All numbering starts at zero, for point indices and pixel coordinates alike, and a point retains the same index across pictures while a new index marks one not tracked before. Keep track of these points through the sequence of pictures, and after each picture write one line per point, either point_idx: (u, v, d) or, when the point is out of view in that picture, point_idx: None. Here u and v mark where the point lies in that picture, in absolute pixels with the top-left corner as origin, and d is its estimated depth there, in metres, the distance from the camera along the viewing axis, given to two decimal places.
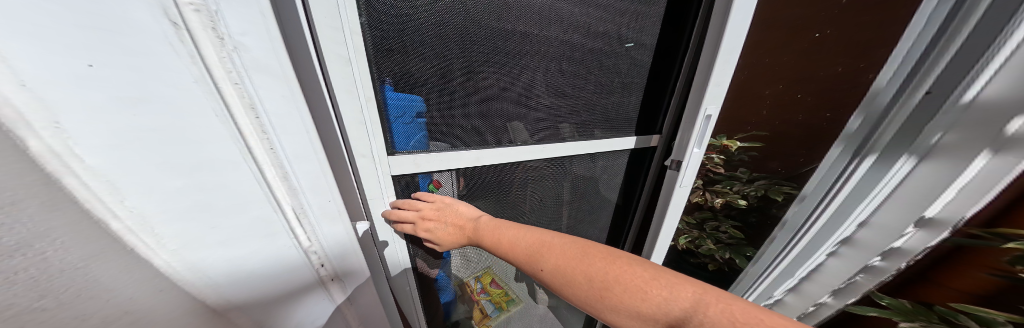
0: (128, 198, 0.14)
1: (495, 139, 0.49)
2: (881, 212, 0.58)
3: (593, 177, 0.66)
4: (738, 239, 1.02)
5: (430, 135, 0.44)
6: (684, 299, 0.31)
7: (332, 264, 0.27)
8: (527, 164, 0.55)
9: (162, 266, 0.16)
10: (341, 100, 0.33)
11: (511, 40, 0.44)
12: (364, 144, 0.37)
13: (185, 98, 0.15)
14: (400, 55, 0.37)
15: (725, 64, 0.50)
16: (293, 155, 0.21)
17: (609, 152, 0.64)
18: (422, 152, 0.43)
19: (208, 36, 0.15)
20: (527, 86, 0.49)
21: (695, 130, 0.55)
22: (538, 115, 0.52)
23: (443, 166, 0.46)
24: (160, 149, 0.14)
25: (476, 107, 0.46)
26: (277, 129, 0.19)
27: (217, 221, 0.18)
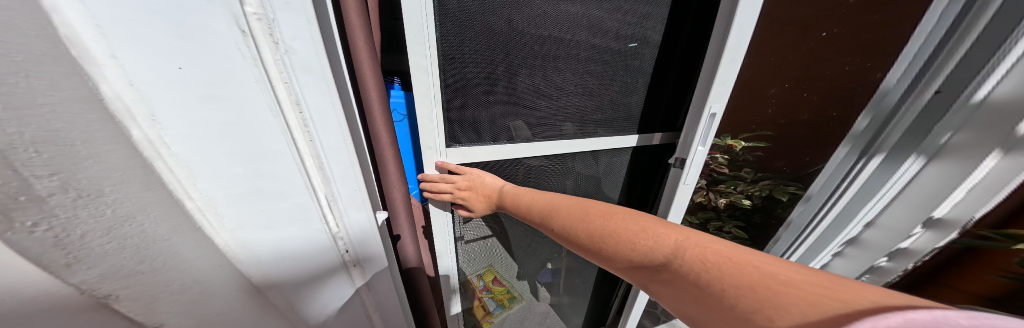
0: (198, 183, 0.16)
1: (525, 133, 0.54)
2: (890, 212, 0.58)
3: (596, 173, 0.67)
4: (740, 239, 1.02)
5: (479, 130, 0.50)
6: (665, 244, 0.27)
7: (355, 251, 0.29)
8: (528, 163, 0.57)
9: (220, 243, 0.18)
10: (417, 101, 0.43)
11: (543, 47, 0.49)
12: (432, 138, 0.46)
13: (246, 94, 0.17)
14: (457, 61, 0.44)
15: (729, 63, 0.51)
16: (328, 149, 0.23)
17: (611, 150, 0.65)
18: (467, 145, 0.50)
19: (266, 41, 0.17)
20: (549, 88, 0.52)
21: (698, 127, 0.56)
22: (542, 114, 0.54)
23: (482, 159, 0.52)
24: (225, 141, 0.16)
25: (503, 106, 0.50)
26: (316, 125, 0.21)
27: (265, 205, 0.19)
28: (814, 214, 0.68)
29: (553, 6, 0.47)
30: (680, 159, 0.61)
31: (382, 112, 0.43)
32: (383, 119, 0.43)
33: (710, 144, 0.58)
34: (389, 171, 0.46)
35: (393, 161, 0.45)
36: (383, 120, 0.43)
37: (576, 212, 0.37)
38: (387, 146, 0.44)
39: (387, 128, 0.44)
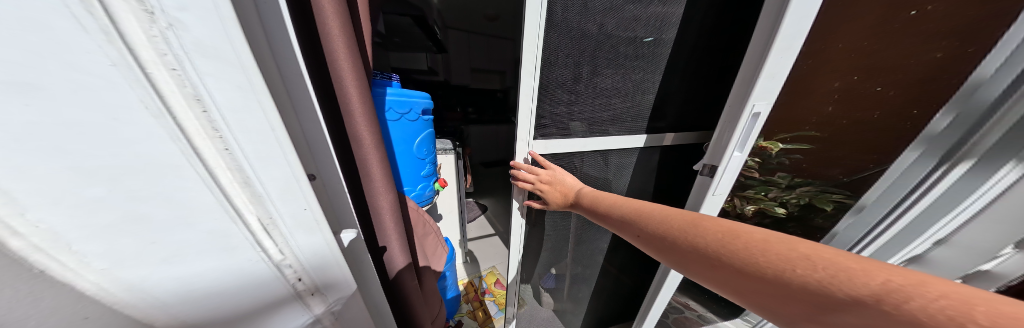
0: (38, 213, 0.12)
1: (577, 134, 0.56)
2: (972, 228, 0.45)
3: (599, 175, 0.64)
4: None
5: (559, 126, 0.55)
6: (853, 280, 0.19)
7: (312, 278, 0.24)
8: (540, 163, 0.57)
9: (87, 290, 0.13)
10: (520, 96, 0.49)
11: (613, 57, 0.53)
12: (524, 133, 0.52)
13: (100, 84, 0.12)
14: (552, 64, 0.49)
15: (779, 55, 0.41)
16: (258, 160, 0.18)
17: (622, 150, 0.61)
18: (550, 139, 0.54)
19: (130, 10, 0.12)
20: (599, 93, 0.54)
21: (737, 128, 0.46)
22: (564, 115, 0.54)
23: (562, 150, 0.56)
24: (71, 150, 0.12)
25: (560, 105, 0.53)
26: (235, 132, 0.16)
27: (157, 236, 0.15)
28: (873, 226, 0.53)
29: (642, 9, 0.50)
30: (710, 165, 0.52)
31: (365, 115, 0.38)
32: (369, 123, 0.39)
33: (750, 148, 0.48)
34: (375, 180, 0.41)
35: (379, 171, 0.41)
36: (369, 125, 0.39)
37: (677, 217, 0.31)
38: (371, 153, 0.40)
39: (370, 133, 0.39)
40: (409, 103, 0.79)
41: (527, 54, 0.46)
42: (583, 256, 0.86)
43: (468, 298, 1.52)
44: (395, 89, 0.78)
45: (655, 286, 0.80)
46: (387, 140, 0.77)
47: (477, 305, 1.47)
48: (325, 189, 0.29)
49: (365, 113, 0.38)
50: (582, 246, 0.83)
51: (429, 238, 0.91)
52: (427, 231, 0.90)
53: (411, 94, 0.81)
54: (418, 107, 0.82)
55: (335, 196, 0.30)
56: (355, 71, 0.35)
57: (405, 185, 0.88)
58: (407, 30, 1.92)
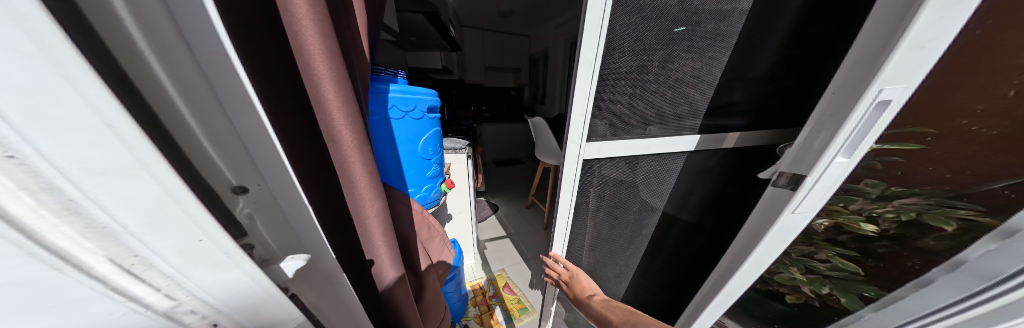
0: None
1: (629, 135, 0.55)
2: None
3: (636, 180, 0.63)
4: (848, 273, 0.61)
5: (620, 120, 0.53)
6: None
7: (218, 309, 0.20)
8: (598, 164, 0.57)
9: None
10: (577, 89, 0.47)
11: (676, 42, 0.49)
12: (578, 132, 0.51)
13: None
14: (618, 52, 0.46)
15: (939, 13, 0.25)
16: (82, 171, 0.13)
17: (653, 156, 0.59)
18: (605, 141, 0.54)
19: None
20: (657, 84, 0.52)
21: (844, 125, 0.32)
22: (626, 109, 0.52)
23: (616, 153, 0.56)
24: None
25: (616, 100, 0.51)
26: (25, 132, 0.11)
27: None
28: None
29: None
30: (794, 175, 0.39)
31: (344, 114, 0.31)
32: (349, 123, 0.32)
33: (862, 153, 0.34)
34: (359, 187, 0.34)
35: (366, 179, 0.34)
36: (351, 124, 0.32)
37: None
38: (354, 158, 0.33)
39: (352, 135, 0.32)
40: (414, 100, 0.74)
41: (586, 45, 0.43)
42: (604, 264, 0.79)
43: (476, 302, 1.46)
44: (400, 86, 0.73)
45: (695, 307, 0.69)
46: (390, 139, 0.72)
47: (484, 310, 1.41)
48: (275, 202, 0.24)
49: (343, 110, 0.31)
50: (601, 251, 0.76)
51: (434, 242, 0.85)
52: (432, 235, 0.85)
53: (417, 91, 0.76)
54: (423, 105, 0.77)
55: (296, 211, 0.25)
56: (330, 62, 0.28)
57: (411, 187, 0.83)
58: (420, 30, 1.91)
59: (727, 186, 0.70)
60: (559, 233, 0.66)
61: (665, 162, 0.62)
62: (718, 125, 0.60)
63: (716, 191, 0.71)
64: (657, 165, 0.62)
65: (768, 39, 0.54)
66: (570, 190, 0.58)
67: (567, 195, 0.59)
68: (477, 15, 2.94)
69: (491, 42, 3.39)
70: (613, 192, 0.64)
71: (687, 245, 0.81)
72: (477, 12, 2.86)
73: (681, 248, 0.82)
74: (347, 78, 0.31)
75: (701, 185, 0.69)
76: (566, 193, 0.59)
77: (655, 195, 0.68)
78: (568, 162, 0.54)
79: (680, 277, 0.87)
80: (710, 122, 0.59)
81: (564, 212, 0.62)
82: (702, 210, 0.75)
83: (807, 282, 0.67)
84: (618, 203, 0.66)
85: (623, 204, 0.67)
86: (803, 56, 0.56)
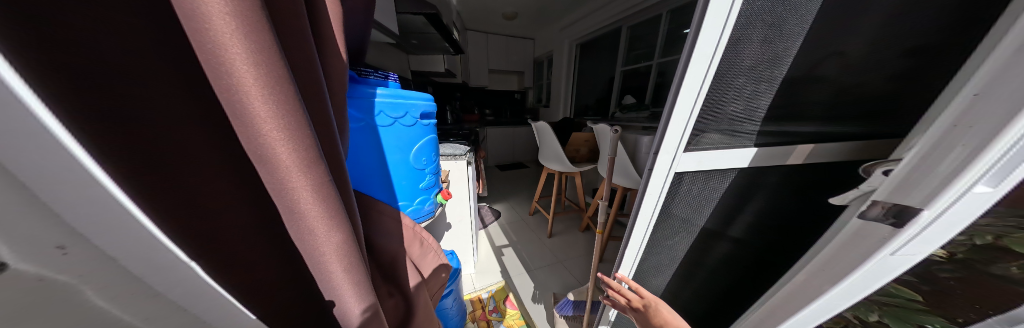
0: None
1: (729, 143, 0.47)
2: None
3: (704, 197, 0.54)
4: (903, 299, 0.46)
5: (732, 125, 0.46)
6: None
7: None
8: (687, 178, 0.49)
9: None
10: (684, 89, 0.39)
11: (790, 35, 0.42)
12: (676, 138, 0.43)
13: None
14: (744, 44, 0.40)
15: None
16: None
17: (699, 173, 0.49)
18: (705, 152, 0.47)
19: None
20: (766, 83, 0.45)
21: (986, 148, 0.26)
22: (741, 112, 0.45)
23: (717, 166, 0.49)
24: None
25: (723, 102, 0.43)
26: None
27: None
28: None
29: None
30: (893, 207, 0.33)
31: (282, 127, 0.22)
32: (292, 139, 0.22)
33: (1014, 183, 0.27)
34: (311, 220, 0.26)
35: (318, 213, 0.26)
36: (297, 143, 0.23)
37: None
38: (302, 185, 0.24)
39: (295, 155, 0.23)
40: (404, 106, 0.67)
41: (706, 37, 0.36)
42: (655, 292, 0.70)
43: (474, 317, 1.35)
44: (390, 89, 0.66)
45: None
46: (377, 148, 0.65)
47: None
48: None
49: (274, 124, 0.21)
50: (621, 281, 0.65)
51: (429, 259, 0.76)
52: (426, 252, 0.75)
53: (409, 95, 0.69)
54: (416, 110, 0.70)
55: None
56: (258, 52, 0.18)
57: (402, 200, 0.75)
58: (420, 33, 1.85)
59: (777, 208, 0.60)
60: (631, 254, 0.58)
61: (708, 181, 0.51)
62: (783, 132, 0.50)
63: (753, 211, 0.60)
64: (700, 187, 0.52)
65: (829, 40, 0.45)
66: (650, 207, 0.52)
67: (647, 213, 0.52)
68: (480, 17, 2.88)
69: (495, 45, 3.36)
70: (696, 210, 0.56)
71: (716, 273, 0.70)
72: (480, 14, 2.80)
73: (714, 277, 0.70)
74: (290, 77, 0.22)
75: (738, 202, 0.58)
76: (643, 210, 0.52)
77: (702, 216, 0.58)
78: (657, 171, 0.47)
79: (706, 309, 0.75)
80: (778, 127, 0.49)
81: (639, 232, 0.55)
82: (738, 235, 0.64)
83: (852, 308, 0.50)
84: (676, 223, 0.57)
85: (669, 227, 0.57)
86: (871, 52, 0.46)
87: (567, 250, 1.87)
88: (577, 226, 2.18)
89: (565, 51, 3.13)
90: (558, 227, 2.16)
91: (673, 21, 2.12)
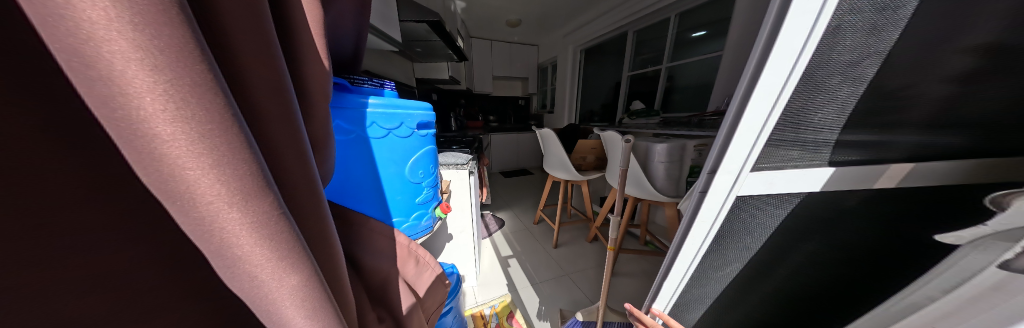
0: None
1: (809, 158, 0.34)
2: None
3: (767, 223, 0.41)
4: None
5: (816, 137, 0.33)
6: None
7: None
8: (750, 204, 0.37)
9: None
10: (760, 89, 0.27)
11: (900, 10, 0.30)
12: (741, 155, 0.31)
13: None
14: (846, 24, 0.27)
15: None
16: None
17: (762, 198, 0.36)
18: (779, 172, 0.34)
19: None
20: (863, 77, 0.32)
21: None
22: (829, 119, 0.33)
23: (790, 189, 0.36)
24: None
25: (808, 104, 0.31)
26: None
27: None
28: None
29: None
30: None
31: (204, 165, 0.16)
32: (214, 166, 0.16)
33: None
34: (255, 271, 0.21)
35: (267, 262, 0.21)
36: (221, 158, 0.16)
37: None
38: (238, 229, 0.19)
39: (219, 177, 0.17)
40: (400, 116, 0.62)
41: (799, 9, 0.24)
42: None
43: None
44: (384, 98, 0.62)
45: None
46: (371, 163, 0.60)
47: None
48: None
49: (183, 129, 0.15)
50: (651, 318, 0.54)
51: (425, 276, 0.69)
52: (421, 271, 0.68)
53: (405, 104, 0.64)
54: (412, 121, 0.65)
55: None
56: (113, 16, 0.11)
57: (396, 216, 0.70)
58: (424, 41, 1.84)
59: (843, 238, 0.49)
60: (668, 293, 0.46)
61: (769, 209, 0.39)
62: (886, 143, 0.39)
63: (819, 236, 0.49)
64: (759, 218, 0.39)
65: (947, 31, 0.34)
66: (697, 241, 0.39)
67: (693, 249, 0.40)
68: (484, 24, 2.88)
69: (499, 51, 3.35)
70: (754, 243, 0.43)
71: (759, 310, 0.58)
72: (484, 21, 2.79)
73: (756, 314, 0.59)
74: (220, 84, 0.17)
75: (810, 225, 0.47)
76: (689, 246, 0.39)
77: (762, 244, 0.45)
78: (710, 198, 0.34)
79: None
80: (881, 135, 0.38)
81: (679, 271, 0.43)
82: (789, 266, 0.53)
83: None
84: (732, 255, 0.44)
85: (720, 262, 0.44)
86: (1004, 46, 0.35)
87: (574, 262, 1.78)
88: (584, 236, 2.08)
89: (570, 56, 3.09)
90: (564, 237, 2.08)
91: (681, 24, 2.06)
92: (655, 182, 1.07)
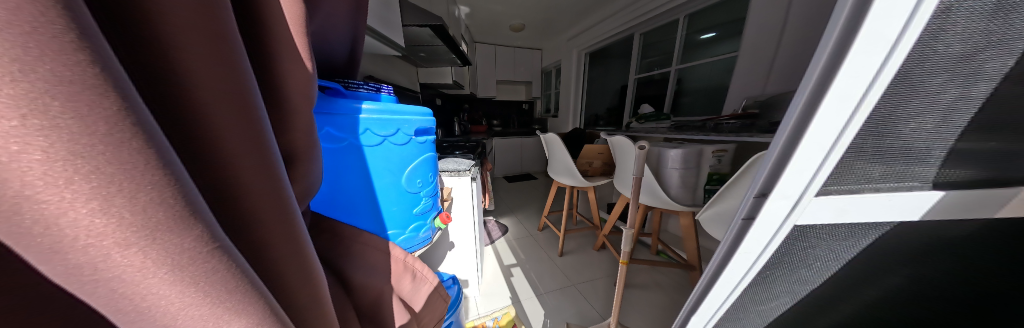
0: None
1: (895, 179, 0.28)
2: None
3: (840, 248, 0.35)
4: None
5: (906, 152, 0.27)
6: None
7: None
8: (811, 233, 0.31)
9: None
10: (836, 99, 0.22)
11: None
12: (803, 179, 0.25)
13: None
14: (947, 15, 0.21)
15: None
16: None
17: (832, 227, 0.30)
18: (853, 196, 0.28)
19: None
20: (982, 75, 0.25)
21: None
22: (926, 128, 0.26)
23: (870, 216, 0.29)
24: None
25: (897, 113, 0.25)
26: None
27: None
28: None
29: None
30: None
31: (124, 227, 0.12)
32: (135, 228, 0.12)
33: None
34: None
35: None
36: (124, 189, 0.12)
37: None
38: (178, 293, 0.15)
39: (131, 232, 0.12)
40: (396, 122, 0.58)
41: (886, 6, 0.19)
42: None
43: None
44: (380, 104, 0.58)
45: None
46: (364, 172, 0.56)
47: None
48: None
49: (64, 150, 0.10)
50: None
51: (421, 292, 0.62)
52: (419, 286, 0.61)
53: (402, 110, 0.60)
54: (410, 127, 0.61)
55: None
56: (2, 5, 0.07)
57: (392, 229, 0.65)
58: (428, 45, 1.82)
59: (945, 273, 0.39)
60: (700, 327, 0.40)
61: (838, 238, 0.32)
62: None
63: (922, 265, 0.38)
64: (823, 248, 0.33)
65: None
66: (742, 273, 0.33)
67: (733, 281, 0.34)
68: (489, 29, 2.88)
69: (503, 56, 3.34)
70: (818, 274, 0.37)
71: None
72: (488, 26, 2.78)
73: None
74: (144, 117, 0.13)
75: (909, 250, 0.36)
76: (732, 278, 0.34)
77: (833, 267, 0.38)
78: (758, 227, 0.29)
79: None
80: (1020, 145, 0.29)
81: (715, 304, 0.37)
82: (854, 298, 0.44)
83: None
84: (788, 283, 0.38)
85: (773, 289, 0.38)
86: None
87: (581, 271, 1.70)
88: (591, 245, 2.00)
89: (574, 60, 3.05)
90: (570, 245, 2.00)
91: (689, 26, 2.01)
92: (669, 190, 1.00)
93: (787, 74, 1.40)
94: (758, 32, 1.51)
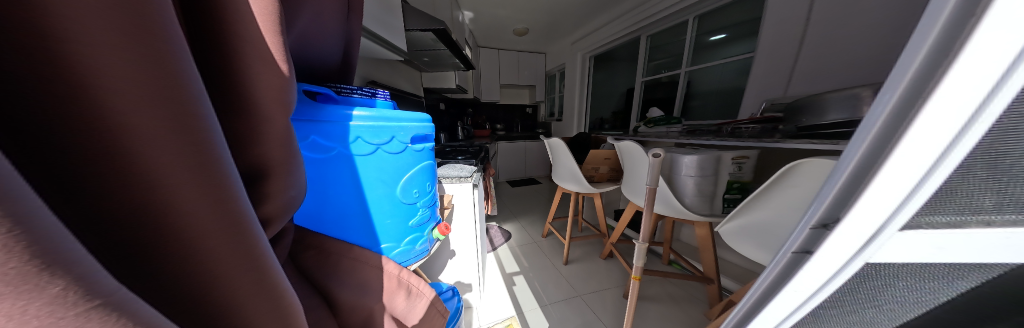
0: None
1: (1014, 212, 0.24)
2: None
3: (924, 285, 0.31)
4: None
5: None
6: None
7: None
8: (890, 270, 0.29)
9: None
10: (925, 131, 0.20)
11: None
12: (878, 215, 0.24)
13: None
14: None
15: None
16: None
17: (912, 266, 0.28)
18: (950, 230, 0.25)
19: None
20: None
21: None
22: None
23: (973, 255, 0.26)
24: None
25: (1002, 146, 0.22)
26: None
27: None
28: None
29: None
30: None
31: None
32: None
33: None
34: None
35: None
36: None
37: None
38: None
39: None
40: (390, 129, 0.54)
41: (988, 42, 0.18)
42: None
43: None
44: (373, 109, 0.54)
45: None
46: (356, 185, 0.52)
47: None
48: None
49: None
50: None
51: (419, 309, 0.54)
52: (414, 302, 0.54)
53: (397, 117, 0.56)
54: (406, 135, 0.57)
55: None
56: None
57: (386, 242, 0.60)
58: (431, 50, 1.80)
59: None
60: None
61: (927, 277, 0.30)
62: None
63: (1001, 298, 0.32)
64: (907, 284, 0.30)
65: None
66: (801, 307, 0.31)
67: (783, 313, 0.32)
68: (491, 34, 2.87)
69: (506, 60, 3.33)
70: (896, 310, 0.34)
71: None
72: (491, 31, 2.77)
73: None
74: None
75: (996, 285, 0.30)
76: (781, 311, 0.32)
77: (916, 305, 0.34)
78: (816, 261, 0.27)
79: None
80: None
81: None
82: None
83: None
84: (862, 316, 0.34)
85: (838, 322, 0.35)
86: None
87: (587, 281, 1.63)
88: (597, 252, 1.92)
89: (579, 63, 3.01)
90: (575, 253, 1.92)
91: (699, 28, 1.96)
92: (683, 198, 0.94)
93: (807, 77, 1.34)
94: (777, 34, 1.45)
